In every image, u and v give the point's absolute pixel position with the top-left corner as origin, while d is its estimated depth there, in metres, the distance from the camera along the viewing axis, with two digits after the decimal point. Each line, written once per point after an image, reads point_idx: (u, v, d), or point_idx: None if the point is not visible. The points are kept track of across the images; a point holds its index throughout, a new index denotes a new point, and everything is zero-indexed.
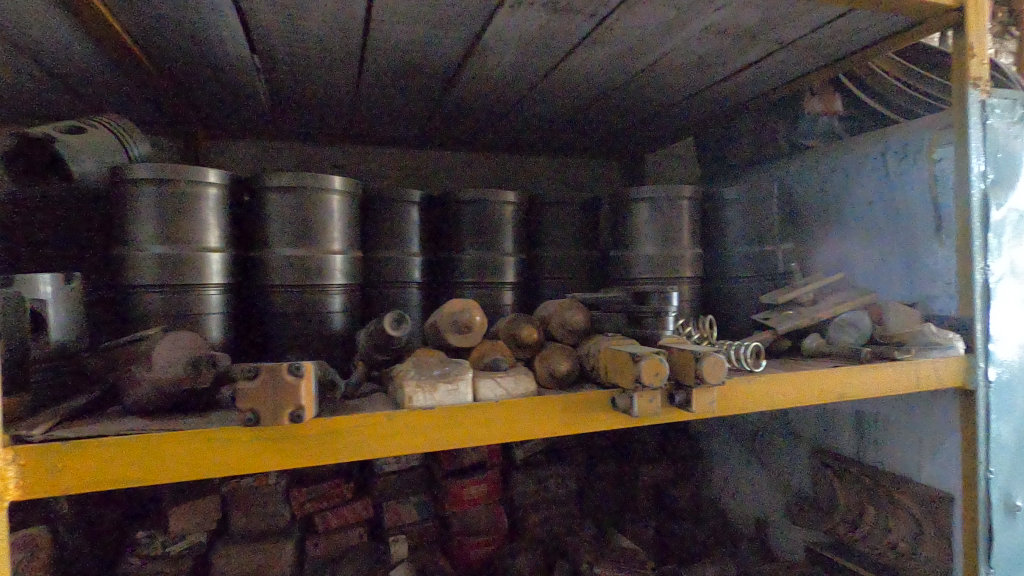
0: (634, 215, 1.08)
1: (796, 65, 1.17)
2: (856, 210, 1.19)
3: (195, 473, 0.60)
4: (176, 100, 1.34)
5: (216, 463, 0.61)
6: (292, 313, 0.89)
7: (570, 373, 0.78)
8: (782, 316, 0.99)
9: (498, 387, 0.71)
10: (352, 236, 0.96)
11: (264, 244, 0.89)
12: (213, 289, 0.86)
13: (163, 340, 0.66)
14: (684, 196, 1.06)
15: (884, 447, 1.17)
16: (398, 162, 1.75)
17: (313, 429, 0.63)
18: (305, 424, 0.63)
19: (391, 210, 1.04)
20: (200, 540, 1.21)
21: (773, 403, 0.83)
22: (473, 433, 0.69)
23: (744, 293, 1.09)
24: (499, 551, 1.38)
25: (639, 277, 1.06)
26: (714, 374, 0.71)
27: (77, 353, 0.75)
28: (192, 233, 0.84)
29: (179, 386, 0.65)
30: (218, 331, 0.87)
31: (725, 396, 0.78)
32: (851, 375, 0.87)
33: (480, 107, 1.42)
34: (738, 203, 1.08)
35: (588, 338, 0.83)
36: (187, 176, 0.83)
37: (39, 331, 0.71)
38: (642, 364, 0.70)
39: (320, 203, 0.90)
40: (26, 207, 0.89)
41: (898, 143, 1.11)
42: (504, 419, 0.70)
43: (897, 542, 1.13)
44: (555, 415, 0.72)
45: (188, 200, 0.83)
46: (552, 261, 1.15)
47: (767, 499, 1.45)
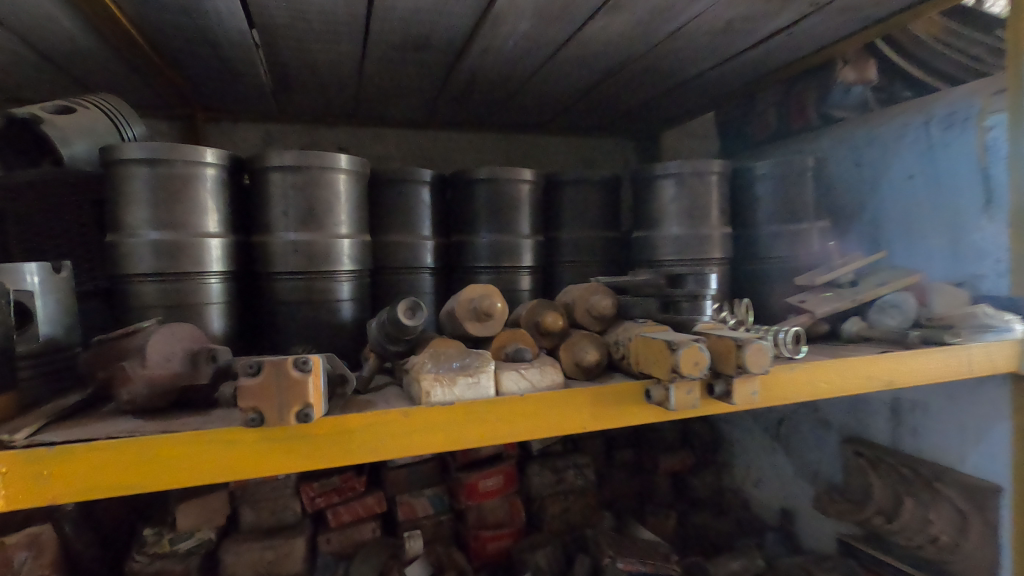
0: (659, 193, 1.01)
1: (830, 30, 1.09)
2: (894, 184, 1.13)
3: (198, 479, 0.55)
4: (173, 81, 1.27)
5: (221, 468, 0.56)
6: (298, 302, 0.84)
7: (598, 364, 0.72)
8: (820, 299, 0.93)
9: (523, 379, 0.65)
10: (360, 219, 0.89)
11: (266, 228, 0.83)
12: (213, 277, 0.81)
13: (158, 333, 0.60)
14: (711, 173, 0.99)
15: (923, 436, 1.11)
16: (406, 144, 1.68)
17: (326, 429, 0.58)
18: (318, 424, 0.57)
19: (401, 191, 0.97)
20: (209, 536, 1.17)
21: (817, 392, 0.77)
22: (497, 429, 0.63)
23: (777, 274, 1.02)
24: (516, 544, 1.33)
25: (665, 259, 1.00)
26: (757, 362, 0.65)
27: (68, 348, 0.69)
28: (189, 218, 0.79)
29: (176, 382, 0.59)
30: (221, 321, 0.82)
31: (767, 386, 0.73)
32: (899, 362, 0.81)
33: (491, 83, 1.35)
34: (771, 179, 1.01)
35: (615, 325, 0.77)
36: (182, 156, 0.77)
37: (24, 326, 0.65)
38: (680, 353, 0.64)
39: (326, 183, 0.83)
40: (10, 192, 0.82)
41: (944, 111, 1.04)
42: (531, 415, 0.64)
43: (937, 535, 1.06)
44: (585, 410, 0.67)
45: (184, 183, 0.78)
46: (571, 243, 1.08)
47: (794, 489, 1.39)
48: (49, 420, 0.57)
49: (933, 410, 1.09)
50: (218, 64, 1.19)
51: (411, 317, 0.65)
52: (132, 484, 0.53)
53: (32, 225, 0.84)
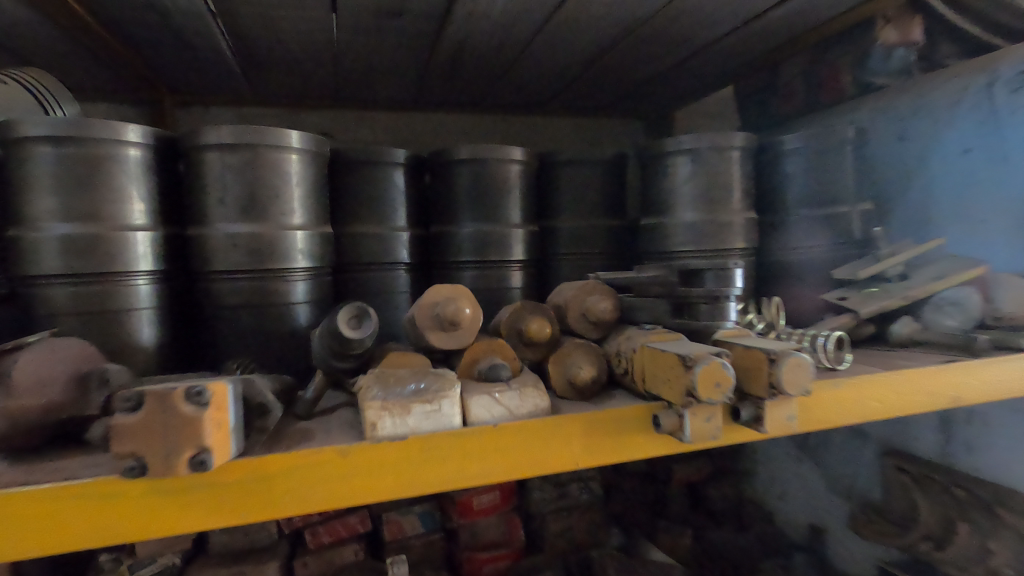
0: (670, 172, 0.87)
1: None
2: (947, 160, 0.99)
3: (73, 540, 0.43)
4: (129, 59, 1.15)
5: (103, 524, 0.43)
6: (242, 306, 0.71)
7: (595, 381, 0.59)
8: (864, 296, 0.78)
9: (496, 406, 0.52)
10: (319, 207, 0.76)
11: (203, 218, 0.70)
12: (140, 277, 0.69)
13: (33, 351, 0.48)
14: (732, 148, 0.84)
15: (980, 451, 0.96)
16: (395, 127, 1.54)
17: (239, 473, 0.45)
18: (227, 467, 0.45)
19: (370, 174, 0.84)
20: (171, 563, 1.06)
21: (865, 414, 0.62)
22: (464, 469, 0.50)
23: (810, 267, 0.87)
24: (515, 566, 1.20)
25: (679, 250, 0.86)
26: (794, 382, 0.52)
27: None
28: (106, 208, 0.66)
29: (53, 415, 0.47)
30: (150, 329, 0.70)
31: (806, 408, 0.59)
32: (968, 374, 0.66)
33: (482, 55, 1.20)
34: (803, 155, 0.86)
35: (617, 332, 0.64)
36: (95, 133, 0.64)
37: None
38: (697, 372, 0.50)
39: (273, 165, 0.70)
40: None
41: (1012, 70, 0.90)
42: (508, 450, 0.51)
43: (1000, 567, 0.92)
44: (577, 442, 0.53)
45: (98, 165, 0.65)
46: (570, 233, 0.94)
47: (825, 505, 1.25)
48: None
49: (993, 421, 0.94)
50: (173, 36, 1.06)
51: (355, 328, 0.52)
52: None
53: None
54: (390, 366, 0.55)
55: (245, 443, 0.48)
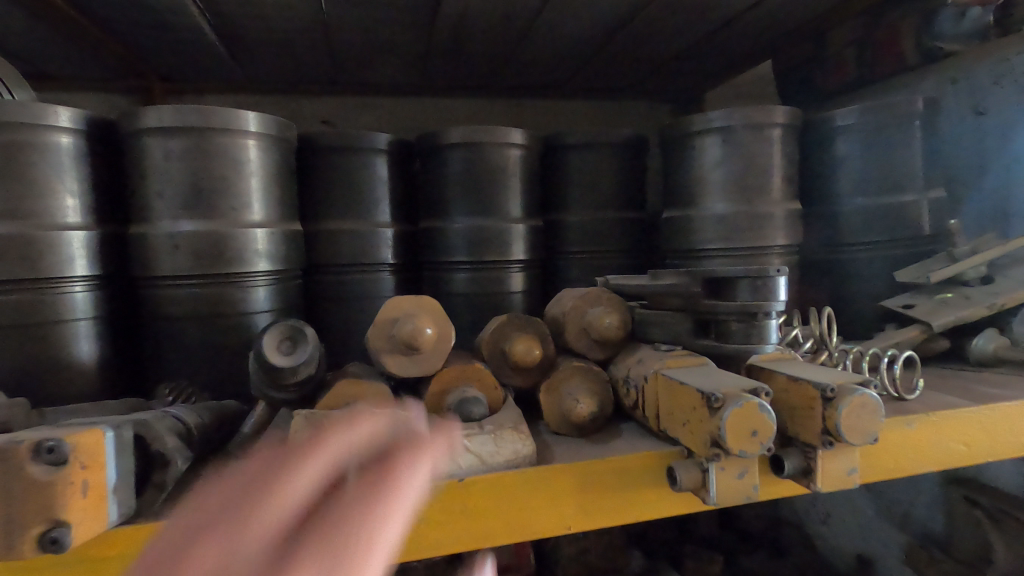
0: (697, 155, 0.73)
1: None
2: None
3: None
4: (107, 41, 1.07)
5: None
6: (192, 316, 0.62)
7: (596, 416, 0.47)
8: (936, 304, 0.64)
9: (464, 454, 0.41)
10: (281, 200, 0.66)
11: (144, 216, 0.61)
12: (76, 284, 0.60)
13: None
14: (771, 125, 0.71)
15: None
16: (400, 113, 1.43)
17: (120, 548, 0.36)
18: (105, 540, 0.36)
19: (349, 163, 0.74)
20: None
21: (946, 459, 0.49)
22: (420, 536, 0.39)
23: (865, 267, 0.73)
24: None
25: (707, 248, 0.73)
26: (856, 429, 0.39)
27: None
28: (30, 203, 0.56)
29: None
30: (89, 343, 0.61)
31: (867, 453, 0.46)
32: None
33: (487, 28, 1.08)
34: (859, 133, 0.72)
35: (625, 354, 0.52)
36: (16, 118, 0.55)
37: None
38: (726, 417, 0.37)
39: (225, 151, 0.60)
40: None
41: None
42: (475, 511, 0.40)
43: None
44: (568, 499, 0.41)
45: (19, 154, 0.55)
46: (580, 228, 0.82)
47: (876, 534, 1.10)
48: None
49: None
50: (147, 14, 0.97)
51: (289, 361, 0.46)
52: None
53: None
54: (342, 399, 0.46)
55: (140, 502, 0.38)
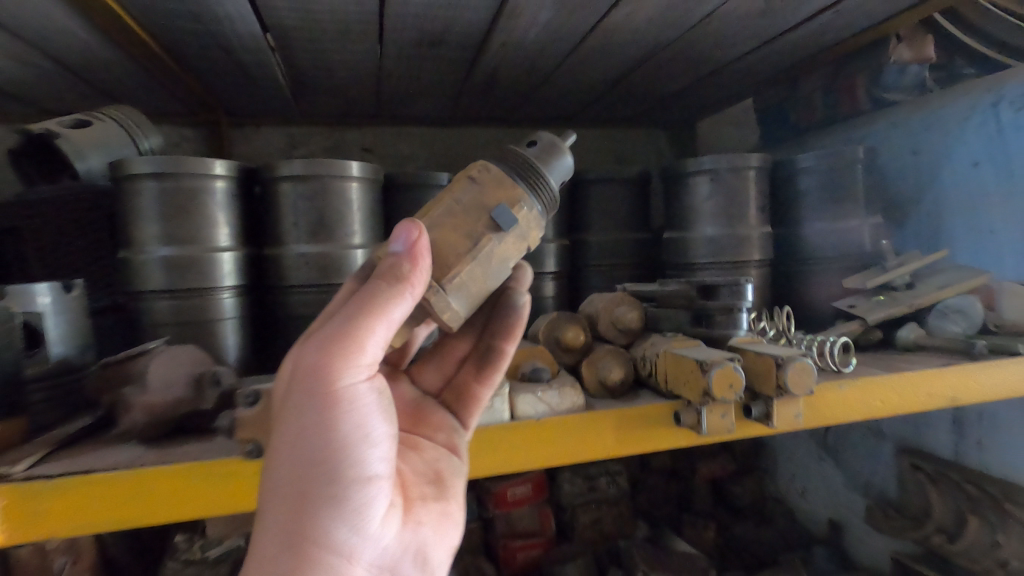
0: (691, 190, 0.94)
1: (881, 6, 0.99)
2: (957, 174, 1.03)
3: (118, 521, 0.51)
4: (196, 88, 1.26)
5: (146, 512, 0.51)
6: (313, 315, 0.82)
7: (624, 381, 0.67)
8: (872, 304, 0.85)
9: (540, 402, 0.61)
10: (374, 228, 0.86)
11: (278, 240, 0.82)
12: (225, 292, 0.79)
13: (160, 357, 0.59)
14: (748, 166, 0.92)
15: (989, 448, 1.01)
16: (430, 141, 1.63)
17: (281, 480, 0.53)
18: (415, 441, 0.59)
19: (418, 196, 0.95)
20: (237, 544, 1.17)
21: (867, 413, 0.69)
22: (512, 456, 0.59)
23: (822, 278, 0.94)
24: (546, 554, 1.29)
25: (699, 262, 0.94)
26: (800, 383, 0.59)
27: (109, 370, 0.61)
28: (200, 233, 0.77)
29: (177, 410, 0.57)
30: (235, 337, 0.80)
31: (812, 406, 0.67)
32: (964, 379, 0.72)
33: (514, 77, 1.29)
34: (816, 173, 0.93)
35: (642, 339, 0.72)
36: (191, 170, 0.75)
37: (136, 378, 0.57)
38: (712, 375, 0.58)
39: (338, 193, 0.80)
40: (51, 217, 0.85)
41: (1017, 91, 0.95)
42: (548, 441, 0.60)
43: (1008, 559, 0.97)
44: (608, 433, 0.62)
45: (192, 197, 0.76)
46: (598, 246, 1.03)
47: (842, 500, 1.31)
48: (52, 450, 0.55)
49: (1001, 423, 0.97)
50: (237, 70, 1.17)
51: (565, 163, 0.57)
52: (130, 519, 0.51)
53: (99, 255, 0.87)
54: (479, 272, 0.49)
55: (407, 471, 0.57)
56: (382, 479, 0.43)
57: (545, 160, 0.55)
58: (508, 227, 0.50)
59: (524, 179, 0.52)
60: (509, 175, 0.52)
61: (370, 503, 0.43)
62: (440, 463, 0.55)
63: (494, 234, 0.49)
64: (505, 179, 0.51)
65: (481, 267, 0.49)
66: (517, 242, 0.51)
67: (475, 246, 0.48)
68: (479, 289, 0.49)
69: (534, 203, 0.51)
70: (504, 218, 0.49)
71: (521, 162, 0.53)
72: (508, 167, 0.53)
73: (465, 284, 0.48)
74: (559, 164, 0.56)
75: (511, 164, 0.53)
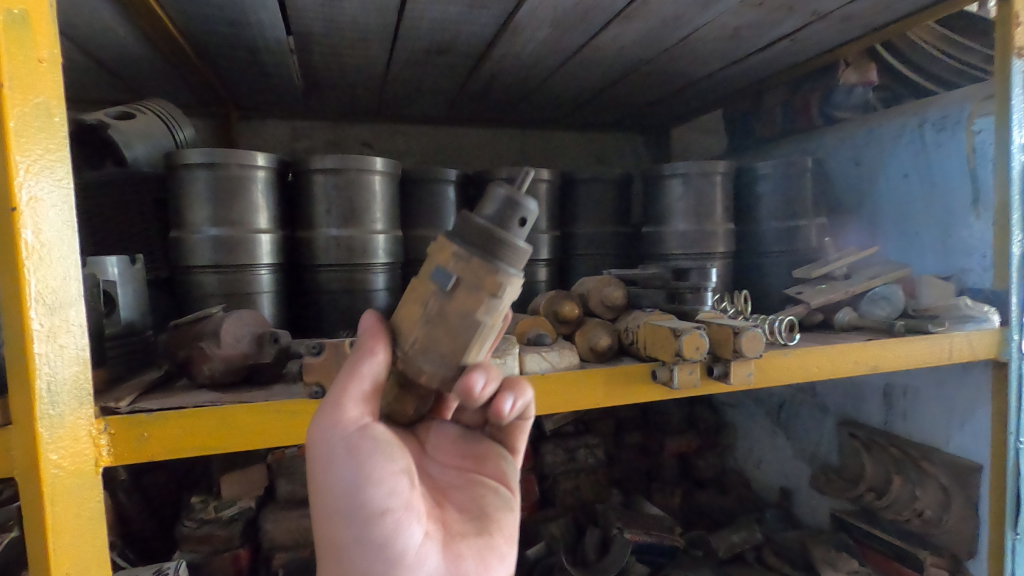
0: (666, 191, 1.09)
1: (831, 36, 1.15)
2: (890, 183, 1.18)
3: (218, 445, 0.63)
4: (212, 83, 1.35)
5: (242, 439, 0.64)
6: (341, 291, 0.94)
7: (611, 348, 0.80)
8: (815, 290, 1.01)
9: (543, 361, 0.75)
10: (394, 216, 0.98)
11: (311, 225, 0.94)
12: (263, 268, 0.89)
13: (230, 318, 0.71)
14: (716, 171, 1.07)
15: (911, 419, 1.17)
16: (425, 139, 1.74)
17: None
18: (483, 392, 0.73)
19: (429, 190, 1.07)
20: (249, 505, 1.27)
21: (807, 376, 0.85)
22: None
23: (776, 268, 1.10)
24: (530, 516, 1.42)
25: (672, 253, 1.08)
26: (752, 348, 0.73)
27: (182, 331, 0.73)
28: (244, 217, 0.87)
29: (246, 361, 0.70)
30: (271, 308, 0.91)
31: (762, 369, 0.81)
32: (885, 350, 0.89)
33: (509, 83, 1.41)
34: (772, 179, 1.10)
35: (625, 314, 0.86)
36: (238, 161, 0.85)
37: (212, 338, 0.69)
38: (683, 339, 0.72)
39: (365, 184, 0.93)
40: (109, 199, 0.91)
41: (937, 114, 1.08)
42: (551, 394, 0.74)
43: (924, 510, 1.13)
44: (599, 387, 0.75)
45: (239, 184, 0.86)
46: (585, 238, 1.17)
47: (791, 469, 1.47)
48: (140, 393, 0.66)
49: (922, 395, 1.15)
50: (256, 68, 1.27)
51: (529, 206, 0.50)
52: (214, 446, 0.63)
53: (141, 234, 0.93)
54: (445, 333, 0.49)
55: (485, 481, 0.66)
56: (395, 512, 0.54)
57: (498, 211, 0.49)
58: (452, 286, 0.48)
59: (473, 242, 0.49)
60: (460, 241, 0.49)
61: (390, 532, 0.54)
62: (487, 501, 0.64)
63: (438, 296, 0.48)
64: (452, 247, 0.49)
65: (444, 330, 0.49)
66: (473, 296, 0.48)
67: (434, 313, 0.49)
68: (448, 350, 0.49)
69: (480, 259, 0.48)
70: (449, 283, 0.48)
71: (469, 222, 0.49)
72: (466, 228, 0.49)
73: (433, 348, 0.49)
74: (521, 207, 0.49)
75: (465, 225, 0.50)
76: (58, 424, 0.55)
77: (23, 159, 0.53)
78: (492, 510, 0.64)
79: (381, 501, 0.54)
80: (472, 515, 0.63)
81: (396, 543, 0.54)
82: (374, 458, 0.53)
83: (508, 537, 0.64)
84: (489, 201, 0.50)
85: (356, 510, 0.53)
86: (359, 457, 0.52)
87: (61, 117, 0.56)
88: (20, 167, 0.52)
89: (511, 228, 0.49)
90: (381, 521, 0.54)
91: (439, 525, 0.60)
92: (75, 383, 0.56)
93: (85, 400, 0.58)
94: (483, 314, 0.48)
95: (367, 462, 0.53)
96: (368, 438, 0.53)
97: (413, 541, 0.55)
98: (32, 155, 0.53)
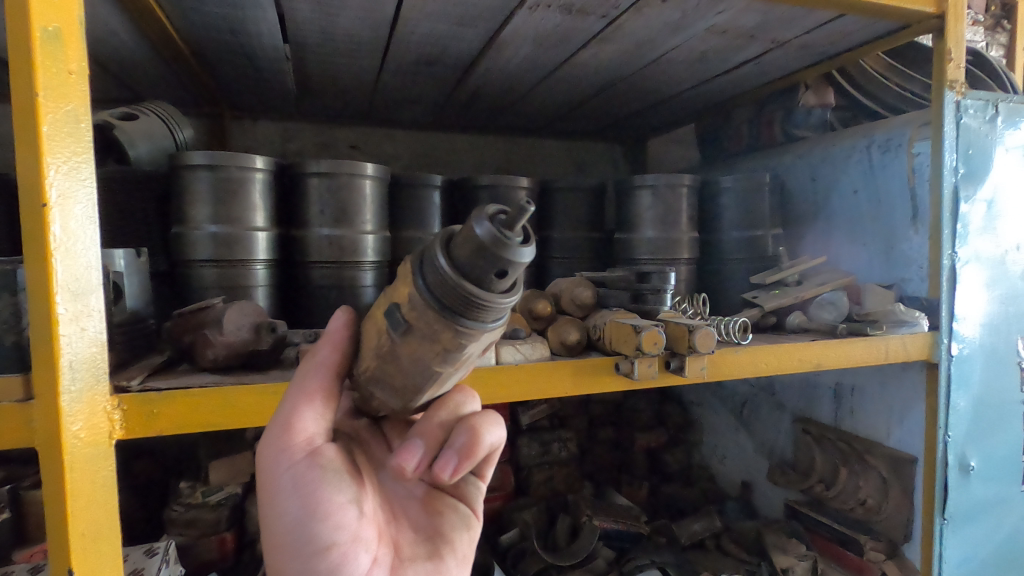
0: (637, 200, 1.18)
1: (791, 61, 1.25)
2: (841, 198, 1.28)
3: (218, 423, 0.70)
4: (207, 84, 1.40)
5: (240, 417, 0.71)
6: (332, 286, 1.01)
7: (580, 343, 0.88)
8: (769, 295, 1.10)
9: (518, 352, 0.83)
10: (383, 218, 1.05)
11: (304, 224, 1.00)
12: (259, 264, 0.96)
13: (232, 308, 0.78)
14: (682, 183, 1.16)
15: (857, 415, 1.27)
16: (412, 143, 1.81)
17: None
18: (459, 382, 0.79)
19: (416, 194, 1.15)
20: (236, 491, 1.32)
21: (756, 371, 0.94)
22: (497, 390, 0.80)
23: (735, 274, 1.20)
24: (505, 505, 1.50)
25: (641, 258, 1.17)
26: (704, 344, 0.82)
27: (186, 320, 0.79)
28: (241, 215, 0.93)
29: (246, 347, 0.77)
30: (266, 301, 0.97)
31: (715, 364, 0.90)
32: (827, 349, 0.98)
33: (494, 94, 1.49)
34: (733, 192, 1.19)
35: (594, 312, 0.95)
36: (238, 163, 0.92)
37: (214, 327, 0.76)
38: (642, 335, 0.80)
39: (356, 188, 1.00)
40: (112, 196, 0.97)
41: (882, 137, 1.19)
42: (525, 382, 0.81)
43: (866, 498, 1.23)
44: (566, 377, 0.83)
45: (238, 185, 0.92)
46: (562, 242, 1.25)
47: (751, 463, 1.57)
48: (148, 375, 0.73)
49: (866, 393, 1.25)
50: (252, 72, 1.33)
51: (507, 256, 0.42)
52: (216, 423, 0.70)
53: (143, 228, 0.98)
54: (397, 371, 0.50)
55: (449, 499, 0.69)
56: (340, 543, 0.57)
57: (468, 259, 0.42)
58: (407, 333, 0.47)
59: (436, 288, 0.44)
60: (429, 281, 0.45)
61: (336, 563, 0.56)
62: (441, 522, 0.66)
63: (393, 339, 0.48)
64: (415, 288, 0.45)
65: (395, 367, 0.50)
66: (427, 345, 0.46)
67: (387, 351, 0.49)
68: (400, 385, 0.51)
69: (443, 314, 0.44)
70: (399, 331, 0.47)
71: (437, 262, 0.44)
72: (434, 266, 0.45)
73: (383, 381, 0.52)
74: (499, 260, 0.42)
75: (435, 263, 0.45)
76: (77, 398, 0.61)
77: (54, 161, 0.59)
78: (446, 529, 0.66)
79: (327, 535, 0.56)
80: (424, 537, 0.65)
81: (341, 573, 0.57)
82: (320, 488, 0.56)
83: (460, 559, 0.65)
84: (470, 238, 0.43)
85: (302, 543, 0.56)
86: (307, 488, 0.56)
87: (86, 123, 0.62)
88: (51, 169, 0.58)
89: (481, 281, 0.43)
90: (327, 554, 0.56)
91: (389, 549, 0.62)
92: (91, 361, 0.62)
93: (101, 377, 0.64)
94: (438, 364, 0.48)
95: (314, 489, 0.56)
96: (315, 467, 0.56)
97: (358, 571, 0.58)
98: (61, 157, 0.59)
